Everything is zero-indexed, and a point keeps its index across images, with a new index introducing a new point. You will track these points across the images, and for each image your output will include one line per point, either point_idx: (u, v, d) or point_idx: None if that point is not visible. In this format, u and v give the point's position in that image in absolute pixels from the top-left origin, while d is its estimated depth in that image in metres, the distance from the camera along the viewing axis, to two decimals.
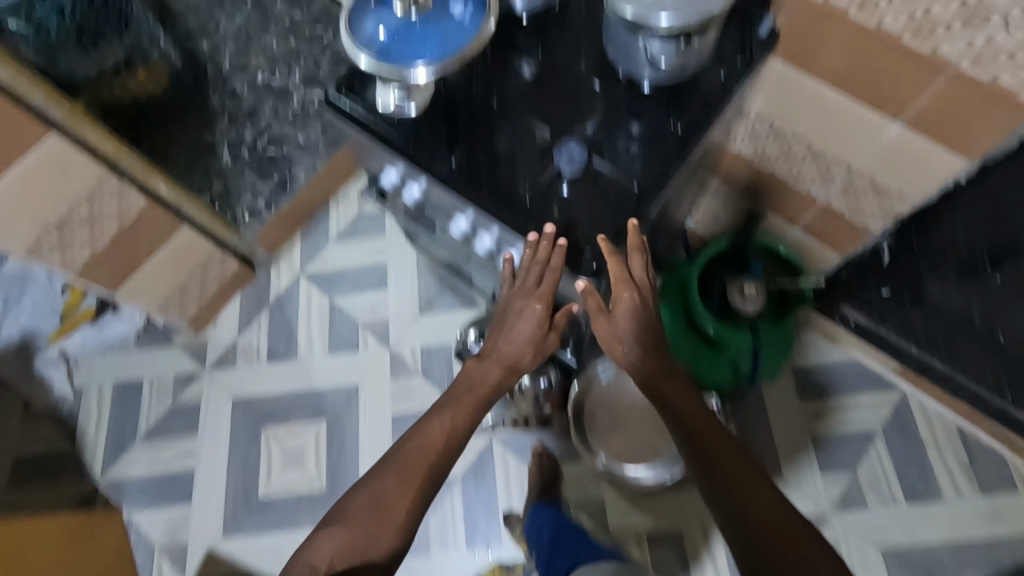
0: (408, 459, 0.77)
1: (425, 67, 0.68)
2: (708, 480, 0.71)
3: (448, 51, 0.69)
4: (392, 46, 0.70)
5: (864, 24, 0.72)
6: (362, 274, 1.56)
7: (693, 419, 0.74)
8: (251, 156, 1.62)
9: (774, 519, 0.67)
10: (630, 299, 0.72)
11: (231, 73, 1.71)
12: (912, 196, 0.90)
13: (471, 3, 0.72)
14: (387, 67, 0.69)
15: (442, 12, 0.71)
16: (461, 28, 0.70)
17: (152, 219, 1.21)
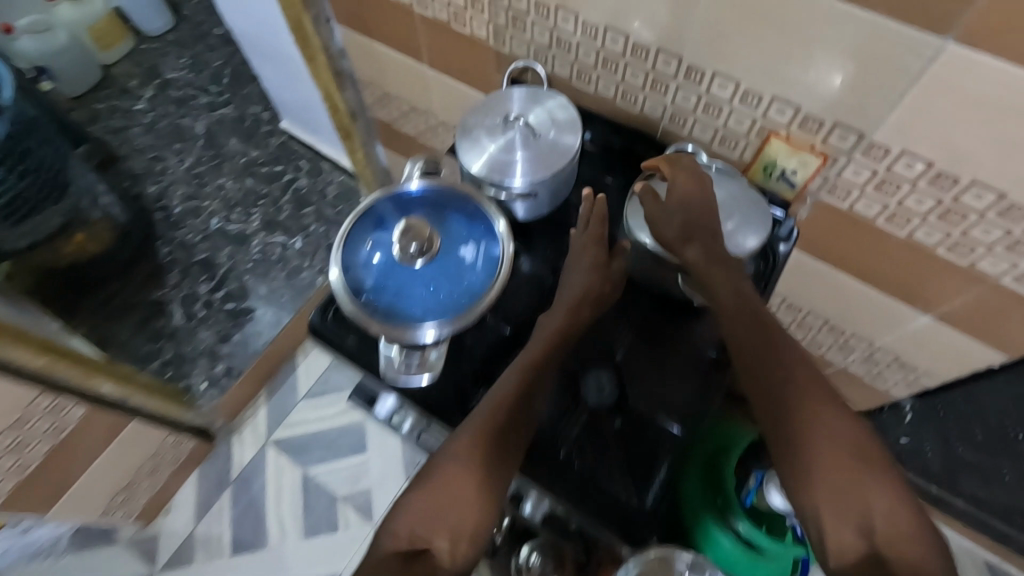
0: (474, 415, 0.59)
1: (436, 327, 0.60)
2: (782, 447, 0.52)
3: (462, 306, 0.61)
4: (397, 300, 0.62)
5: (895, 233, 0.69)
6: (338, 437, 1.41)
7: (771, 365, 0.54)
8: (206, 312, 1.47)
9: (868, 511, 0.49)
10: (675, 212, 0.62)
11: (182, 220, 1.59)
12: (941, 373, 0.86)
13: (482, 241, 0.65)
14: (393, 328, 0.60)
15: (451, 254, 0.64)
16: (474, 274, 0.63)
17: (94, 424, 1.05)
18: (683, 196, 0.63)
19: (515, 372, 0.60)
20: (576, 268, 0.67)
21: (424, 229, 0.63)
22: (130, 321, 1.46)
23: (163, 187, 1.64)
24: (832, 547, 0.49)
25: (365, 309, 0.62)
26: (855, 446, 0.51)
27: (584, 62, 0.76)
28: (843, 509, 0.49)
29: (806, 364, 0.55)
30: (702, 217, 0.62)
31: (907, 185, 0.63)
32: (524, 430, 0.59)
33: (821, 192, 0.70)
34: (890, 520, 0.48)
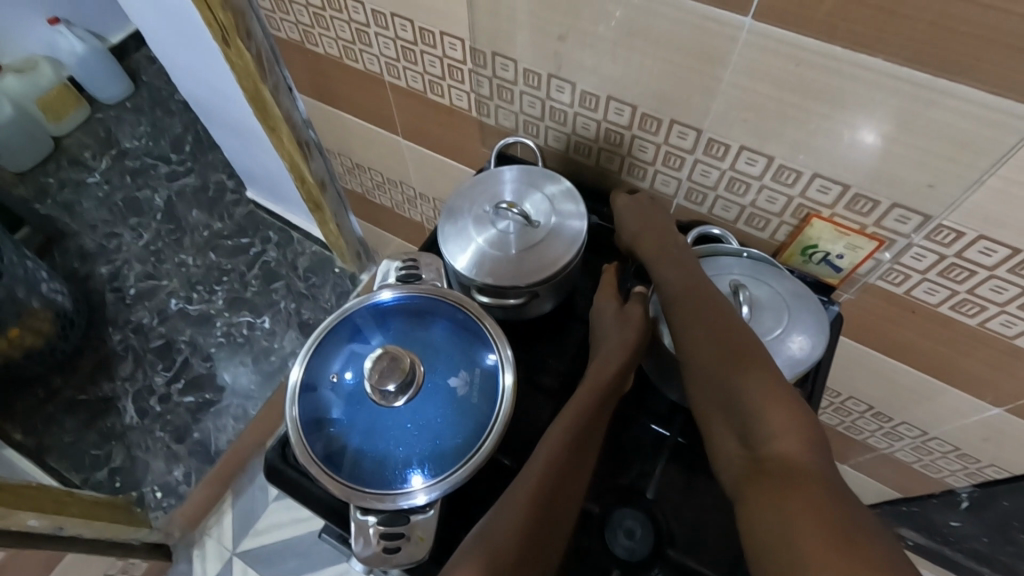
0: (509, 498, 0.44)
1: (426, 486, 0.47)
2: (690, 369, 0.45)
3: (455, 454, 0.49)
4: (369, 450, 0.50)
5: (962, 322, 0.58)
6: (315, 544, 1.24)
7: (688, 300, 0.48)
8: (162, 407, 1.31)
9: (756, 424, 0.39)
10: (625, 228, 0.60)
11: (136, 301, 1.45)
12: (1009, 465, 0.74)
13: (479, 366, 0.53)
14: (365, 490, 0.48)
15: (439, 384, 0.52)
16: (469, 410, 0.51)
17: (14, 568, 0.88)
18: (624, 213, 0.61)
19: (564, 426, 0.47)
20: (608, 334, 0.54)
21: (405, 357, 0.51)
22: (75, 422, 1.29)
23: (117, 266, 1.50)
24: (726, 467, 0.40)
25: (327, 461, 0.49)
26: (755, 360, 0.42)
27: (582, 134, 0.66)
28: (735, 422, 0.40)
29: (719, 296, 0.48)
30: (647, 217, 0.59)
31: (981, 271, 0.52)
32: (568, 508, 0.45)
33: (871, 276, 0.59)
34: (787, 437, 0.37)
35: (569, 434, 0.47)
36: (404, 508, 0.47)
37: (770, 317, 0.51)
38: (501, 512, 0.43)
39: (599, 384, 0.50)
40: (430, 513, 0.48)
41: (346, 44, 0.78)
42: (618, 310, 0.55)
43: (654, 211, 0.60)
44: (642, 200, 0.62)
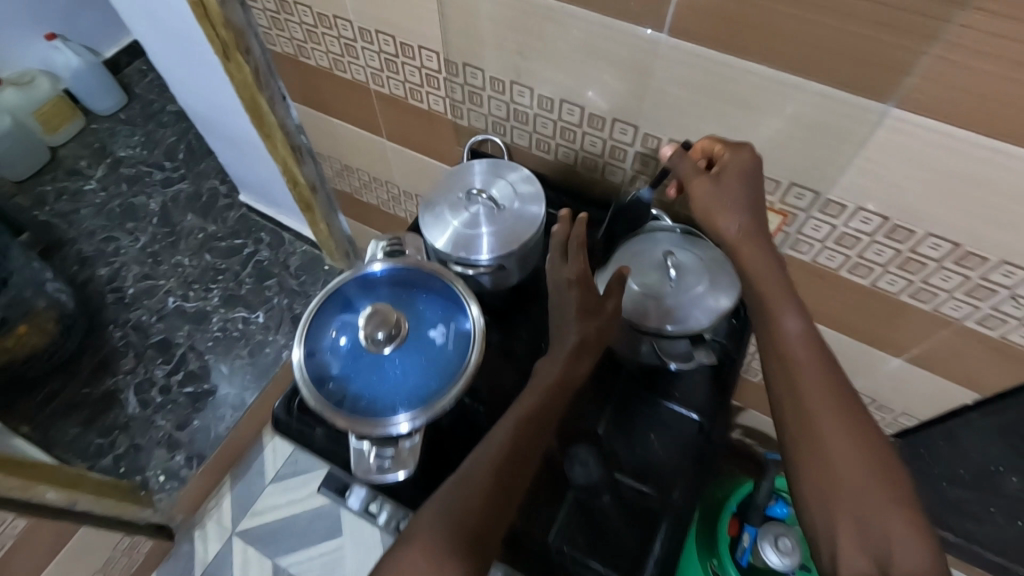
0: (472, 468, 0.52)
1: (410, 417, 0.57)
2: (807, 460, 0.47)
3: (434, 391, 0.58)
4: (361, 390, 0.59)
5: (857, 283, 0.70)
6: (310, 523, 1.32)
7: (811, 385, 0.48)
8: (163, 398, 1.39)
9: (857, 467, 0.46)
10: (728, 194, 0.55)
11: (135, 300, 1.52)
12: (919, 414, 0.86)
13: (455, 321, 0.63)
14: (360, 421, 0.57)
15: (421, 337, 0.62)
16: (446, 356, 0.61)
17: (33, 538, 0.96)
18: (731, 181, 0.56)
19: (531, 397, 0.56)
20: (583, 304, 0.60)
21: (392, 315, 0.61)
22: (79, 414, 1.36)
23: (115, 268, 1.57)
24: (834, 557, 0.45)
25: (325, 400, 0.59)
26: (883, 482, 0.45)
27: (542, 133, 0.77)
28: (846, 506, 0.45)
29: (828, 352, 0.50)
30: (747, 194, 0.55)
31: (864, 237, 0.64)
32: (524, 478, 0.53)
33: (784, 246, 0.71)
34: (884, 484, 0.45)
35: (523, 419, 0.54)
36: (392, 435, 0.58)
37: (693, 279, 0.63)
38: (458, 481, 0.51)
39: (563, 369, 0.57)
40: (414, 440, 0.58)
41: (336, 58, 0.88)
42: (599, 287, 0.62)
43: (752, 184, 0.56)
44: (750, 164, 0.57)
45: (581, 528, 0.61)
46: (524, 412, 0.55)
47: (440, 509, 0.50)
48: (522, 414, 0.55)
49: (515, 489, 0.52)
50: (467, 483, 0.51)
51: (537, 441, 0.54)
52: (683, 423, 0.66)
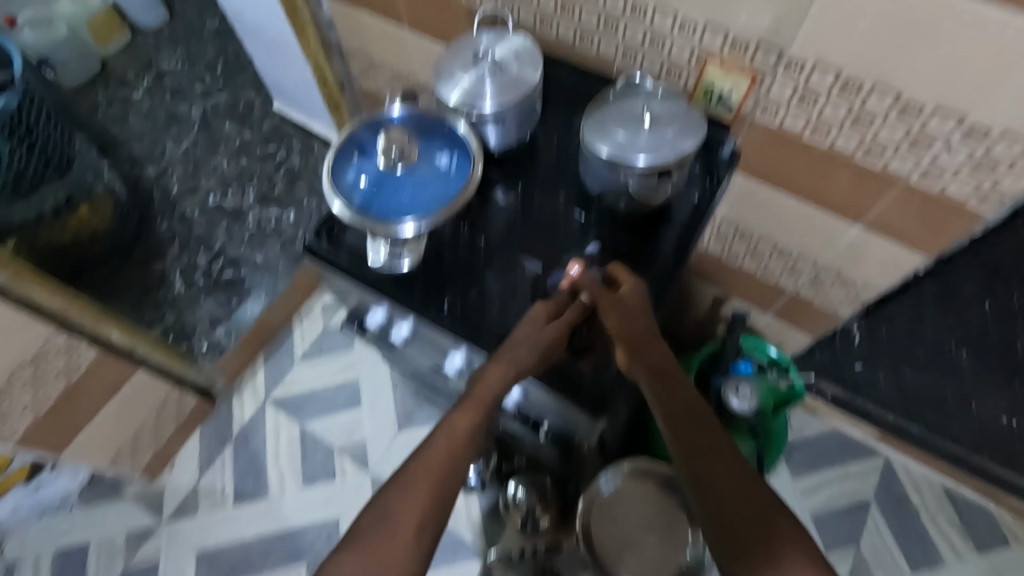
0: (409, 479, 0.66)
1: (415, 221, 0.70)
2: (719, 513, 0.67)
3: (437, 203, 0.71)
4: (376, 201, 0.72)
5: (817, 147, 0.79)
6: (333, 394, 1.48)
7: (729, 483, 0.67)
8: (206, 281, 1.55)
9: (739, 500, 0.67)
10: (621, 317, 0.69)
11: (180, 197, 1.67)
12: (877, 286, 0.95)
13: (456, 152, 0.74)
14: (374, 223, 0.70)
15: (428, 164, 0.74)
16: (448, 178, 0.73)
17: (102, 370, 1.13)
18: (628, 304, 0.70)
19: (487, 387, 0.68)
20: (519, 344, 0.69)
21: (403, 139, 0.72)
22: (132, 292, 1.53)
23: (162, 168, 1.72)
24: None
25: (346, 207, 0.71)
26: (777, 543, 0.65)
27: (545, 10, 0.86)
28: (747, 567, 0.64)
29: (734, 452, 0.70)
30: (639, 309, 0.70)
31: (822, 96, 0.73)
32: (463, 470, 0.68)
33: (754, 113, 0.80)
34: (762, 506, 0.67)
35: (471, 413, 0.68)
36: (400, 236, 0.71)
37: (664, 124, 0.72)
38: (401, 493, 0.65)
39: (489, 391, 0.68)
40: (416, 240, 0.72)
41: None
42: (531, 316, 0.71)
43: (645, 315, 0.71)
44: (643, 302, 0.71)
45: None
46: (455, 429, 0.68)
47: (382, 515, 0.64)
48: (454, 429, 0.68)
49: (455, 481, 0.67)
50: (406, 486, 0.66)
51: (465, 454, 0.68)
52: (652, 269, 0.80)
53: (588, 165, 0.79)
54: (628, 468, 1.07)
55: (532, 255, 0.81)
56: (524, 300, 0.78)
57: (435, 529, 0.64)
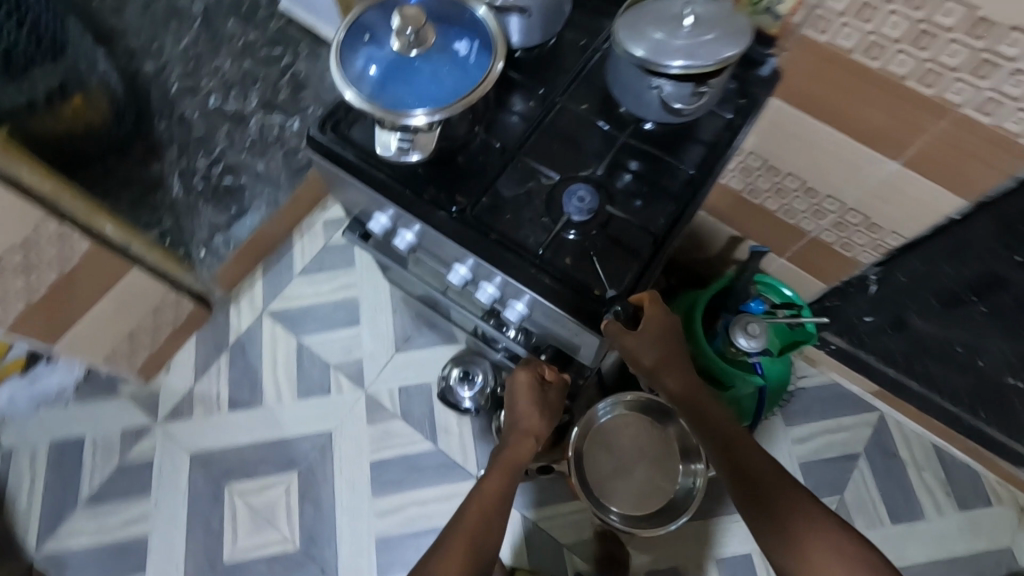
0: (449, 538, 0.72)
1: (426, 112, 0.65)
2: (771, 513, 0.68)
3: (452, 94, 0.66)
4: (385, 86, 0.66)
5: (868, 67, 0.73)
6: (332, 310, 1.46)
7: (770, 477, 0.70)
8: (205, 187, 1.51)
9: (767, 479, 0.70)
10: (649, 342, 0.70)
11: (180, 97, 1.59)
12: (905, 231, 0.91)
13: (475, 41, 0.69)
14: (383, 109, 0.65)
15: (445, 51, 0.68)
16: (466, 68, 0.68)
17: (96, 263, 1.10)
18: (651, 327, 0.69)
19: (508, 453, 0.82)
20: (522, 413, 0.83)
21: (420, 17, 0.66)
22: (128, 193, 1.48)
23: (161, 65, 1.62)
24: None
25: (353, 88, 0.66)
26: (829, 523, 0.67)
27: None
28: (802, 554, 0.66)
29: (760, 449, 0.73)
30: (662, 331, 0.71)
31: (882, 7, 0.67)
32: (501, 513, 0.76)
33: (803, 26, 0.73)
34: (786, 482, 0.70)
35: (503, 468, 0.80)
36: (410, 126, 0.67)
37: (706, 26, 0.66)
38: (454, 530, 0.73)
39: (515, 454, 0.81)
40: (426, 134, 0.68)
41: None
42: (532, 390, 0.83)
43: (667, 331, 0.72)
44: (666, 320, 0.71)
45: (569, 246, 0.72)
46: (488, 491, 0.77)
47: (427, 574, 0.68)
48: (486, 492, 0.77)
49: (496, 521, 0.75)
50: (447, 552, 0.70)
51: (495, 513, 0.75)
52: (674, 183, 0.77)
53: (617, 70, 0.73)
54: (628, 399, 1.08)
55: (548, 166, 0.77)
56: (538, 211, 0.74)
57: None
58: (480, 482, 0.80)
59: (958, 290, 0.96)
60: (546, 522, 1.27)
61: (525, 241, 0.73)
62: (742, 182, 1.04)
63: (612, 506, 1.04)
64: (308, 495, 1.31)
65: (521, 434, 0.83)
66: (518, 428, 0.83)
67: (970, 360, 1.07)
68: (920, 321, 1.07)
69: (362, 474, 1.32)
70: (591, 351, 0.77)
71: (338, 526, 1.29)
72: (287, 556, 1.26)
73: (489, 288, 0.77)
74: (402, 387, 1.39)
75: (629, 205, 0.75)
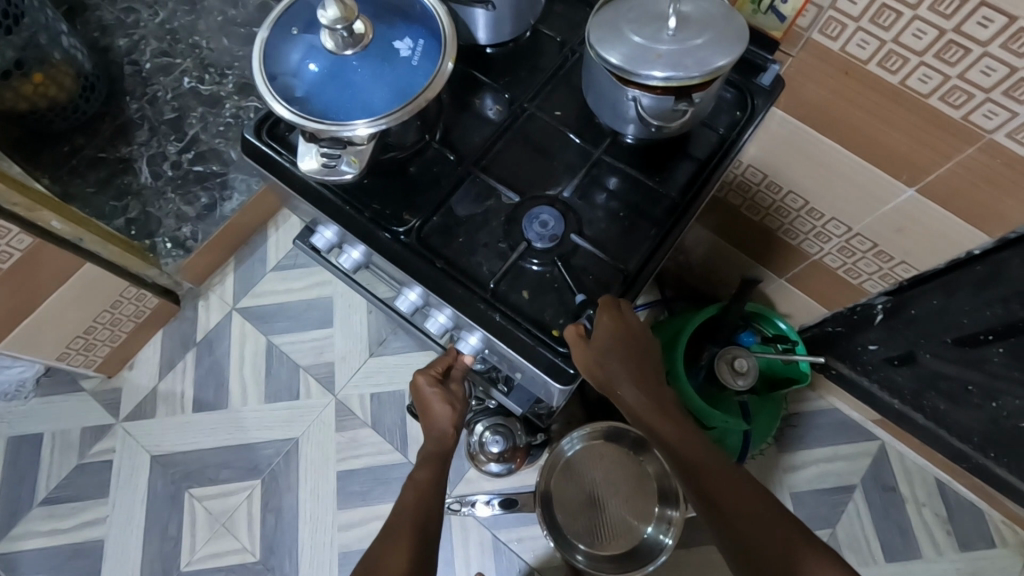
0: (390, 529, 0.65)
1: (367, 121, 0.57)
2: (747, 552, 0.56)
3: (394, 101, 0.57)
4: (318, 93, 0.58)
5: (885, 80, 0.63)
6: (305, 309, 1.39)
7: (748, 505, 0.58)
8: (175, 173, 1.44)
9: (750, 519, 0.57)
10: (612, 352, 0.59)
11: (152, 74, 1.47)
12: (918, 261, 0.82)
13: (423, 38, 0.60)
14: (313, 119, 0.57)
15: (386, 49, 0.59)
16: (411, 69, 0.59)
17: (41, 260, 1.03)
18: (611, 338, 0.59)
19: (427, 465, 0.73)
20: (436, 414, 0.75)
21: (354, 11, 0.56)
22: (95, 175, 1.38)
23: (135, 40, 1.49)
24: None
25: (280, 95, 0.58)
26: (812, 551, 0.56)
27: None
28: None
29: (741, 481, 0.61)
30: (627, 341, 0.61)
31: (907, 12, 0.56)
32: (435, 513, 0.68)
33: (812, 29, 0.63)
34: (772, 522, 0.57)
35: (428, 476, 0.72)
36: (342, 138, 0.59)
37: (695, 29, 0.56)
38: (388, 539, 0.63)
39: (436, 444, 0.74)
40: (364, 147, 0.60)
41: None
42: (439, 392, 0.76)
43: (635, 340, 0.62)
44: (631, 326, 0.61)
45: (529, 278, 0.64)
46: (418, 483, 0.71)
47: (372, 565, 0.61)
48: (416, 483, 0.71)
49: (430, 526, 0.66)
50: (391, 540, 0.63)
51: (433, 501, 0.69)
52: (654, 207, 0.67)
53: (592, 74, 0.63)
54: (591, 431, 1.02)
55: (511, 182, 0.68)
56: (495, 234, 0.66)
57: (424, 560, 0.61)
58: (413, 475, 0.73)
59: (973, 328, 0.87)
60: (518, 545, 1.19)
61: (478, 269, 0.65)
62: (739, 196, 0.95)
63: (578, 543, 0.98)
64: (270, 503, 1.25)
65: (438, 432, 0.75)
66: (431, 429, 0.76)
67: (983, 401, 0.97)
68: (929, 356, 0.97)
69: (327, 483, 1.26)
70: (554, 398, 0.67)
71: (299, 537, 1.23)
72: (246, 566, 1.21)
73: (440, 317, 0.70)
74: (374, 393, 1.32)
75: (600, 230, 0.66)
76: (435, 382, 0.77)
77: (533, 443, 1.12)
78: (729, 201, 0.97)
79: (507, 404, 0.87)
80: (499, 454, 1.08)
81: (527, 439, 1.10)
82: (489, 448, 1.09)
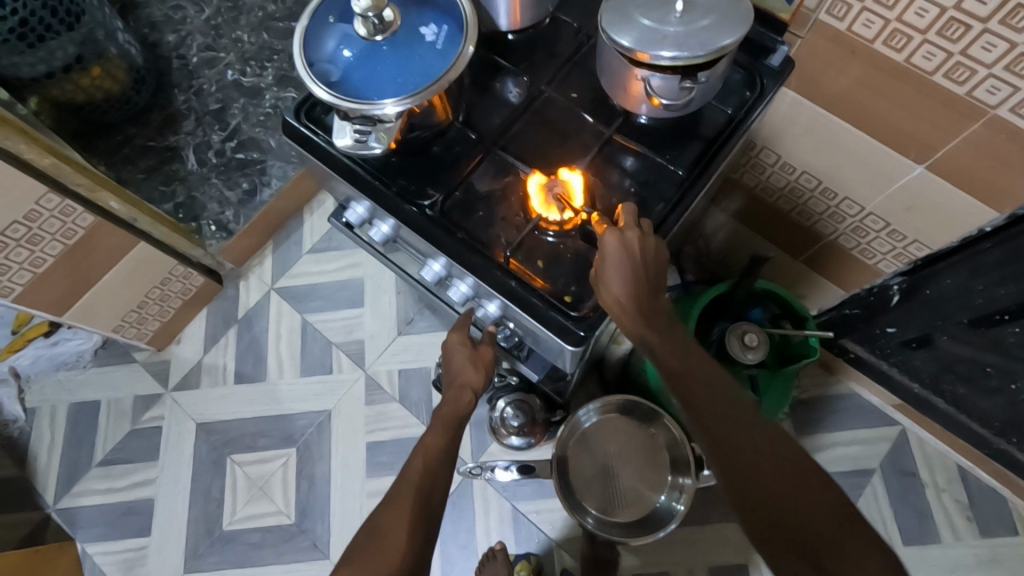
0: (394, 496, 0.69)
1: (396, 101, 0.62)
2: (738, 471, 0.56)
3: (420, 82, 0.63)
4: (352, 74, 0.63)
5: (890, 59, 0.65)
6: (337, 290, 1.46)
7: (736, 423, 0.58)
8: (219, 161, 1.52)
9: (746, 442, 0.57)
10: (614, 274, 0.62)
11: (198, 67, 1.56)
12: (932, 239, 0.83)
13: (447, 24, 0.65)
14: (347, 99, 0.62)
15: (413, 35, 0.64)
16: (434, 53, 0.64)
17: (102, 237, 1.12)
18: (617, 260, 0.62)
19: (435, 438, 0.77)
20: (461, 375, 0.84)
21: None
22: (146, 162, 1.48)
23: (182, 36, 1.58)
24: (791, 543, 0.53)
25: (317, 76, 0.63)
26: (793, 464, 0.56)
27: None
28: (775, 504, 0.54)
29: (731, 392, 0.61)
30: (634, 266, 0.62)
31: None
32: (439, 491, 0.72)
33: (819, 10, 0.66)
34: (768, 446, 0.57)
35: (430, 451, 0.75)
36: (372, 117, 0.64)
37: (701, 12, 0.59)
38: (390, 505, 0.68)
39: (453, 409, 0.80)
40: (391, 124, 0.65)
41: None
42: (470, 357, 0.84)
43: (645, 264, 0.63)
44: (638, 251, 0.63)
45: (544, 249, 0.69)
46: (428, 447, 0.76)
47: (375, 528, 0.65)
48: (427, 446, 0.76)
49: (431, 501, 0.70)
50: (397, 502, 0.68)
51: (439, 473, 0.73)
52: (664, 184, 0.70)
53: (604, 56, 0.67)
54: (606, 404, 1.05)
55: (528, 160, 0.72)
56: (513, 208, 0.71)
57: (423, 530, 0.66)
58: (424, 439, 0.78)
59: (988, 308, 0.88)
60: (536, 517, 1.24)
61: (495, 240, 0.70)
62: (754, 177, 0.97)
63: (588, 509, 1.03)
64: (304, 471, 1.33)
65: (458, 388, 0.83)
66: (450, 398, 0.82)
67: (1002, 384, 0.97)
68: (947, 338, 0.98)
69: (357, 454, 1.34)
70: (568, 363, 0.71)
71: (330, 504, 1.31)
72: (281, 528, 1.30)
73: (462, 287, 0.75)
74: (402, 370, 1.39)
75: (613, 206, 0.70)
76: (466, 347, 0.84)
77: (553, 416, 1.15)
78: (744, 181, 0.99)
79: (527, 375, 0.92)
80: (519, 428, 1.13)
81: (547, 414, 1.14)
82: (511, 423, 1.13)
